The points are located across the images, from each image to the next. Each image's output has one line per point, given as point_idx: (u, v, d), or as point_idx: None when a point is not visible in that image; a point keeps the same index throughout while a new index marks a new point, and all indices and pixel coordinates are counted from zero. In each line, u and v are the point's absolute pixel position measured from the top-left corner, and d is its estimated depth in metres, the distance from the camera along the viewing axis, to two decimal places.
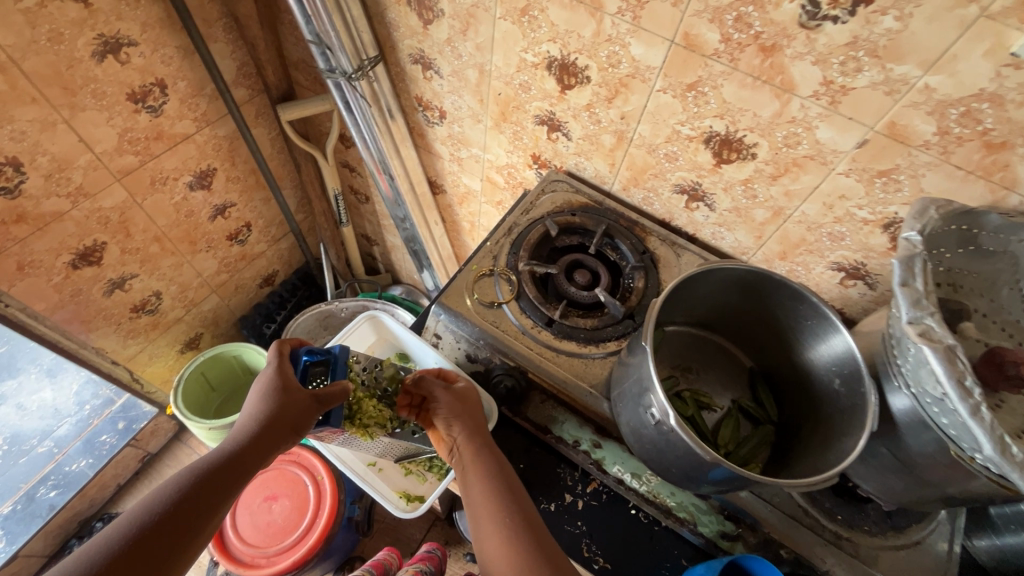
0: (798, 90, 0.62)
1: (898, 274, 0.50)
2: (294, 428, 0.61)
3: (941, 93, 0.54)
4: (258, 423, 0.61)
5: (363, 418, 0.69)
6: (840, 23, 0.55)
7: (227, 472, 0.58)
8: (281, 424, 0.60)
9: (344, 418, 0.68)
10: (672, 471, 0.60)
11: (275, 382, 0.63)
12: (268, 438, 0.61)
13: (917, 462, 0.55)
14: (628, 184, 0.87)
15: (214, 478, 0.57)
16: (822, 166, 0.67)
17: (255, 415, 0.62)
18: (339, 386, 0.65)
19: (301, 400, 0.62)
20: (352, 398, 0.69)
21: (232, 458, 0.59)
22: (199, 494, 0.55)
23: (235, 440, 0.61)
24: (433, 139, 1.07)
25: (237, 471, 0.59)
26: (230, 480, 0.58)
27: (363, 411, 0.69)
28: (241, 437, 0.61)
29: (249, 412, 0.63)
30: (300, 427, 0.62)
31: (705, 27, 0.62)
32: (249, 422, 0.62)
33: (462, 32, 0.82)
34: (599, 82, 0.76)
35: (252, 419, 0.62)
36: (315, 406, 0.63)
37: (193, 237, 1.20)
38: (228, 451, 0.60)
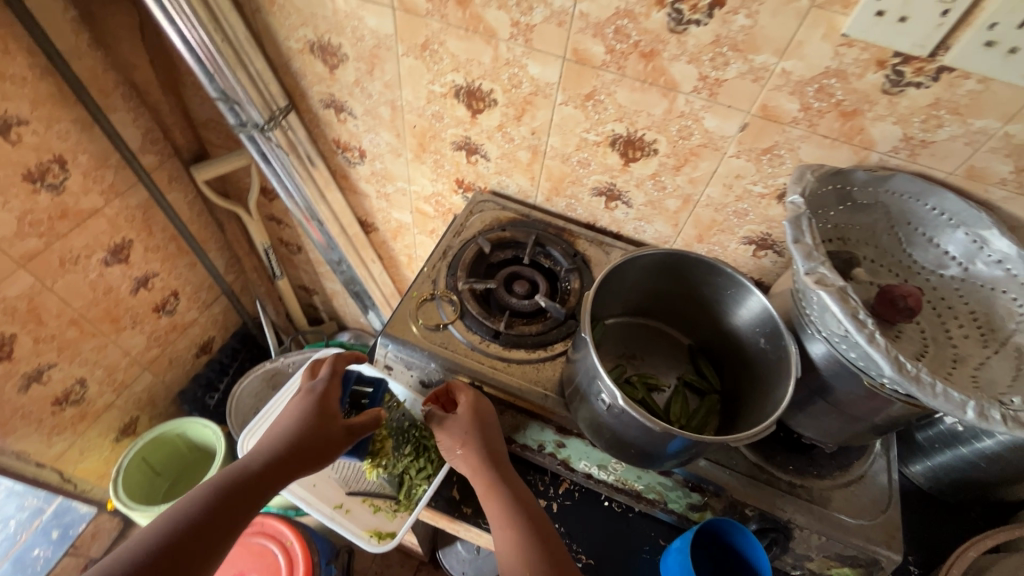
0: (680, 88, 0.69)
1: (790, 232, 0.56)
2: (326, 455, 0.66)
3: (796, 75, 0.63)
4: (291, 442, 0.64)
5: (382, 457, 0.75)
6: (702, 25, 0.62)
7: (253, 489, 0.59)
8: (321, 450, 0.65)
9: (366, 453, 0.75)
10: (633, 452, 0.63)
11: (313, 408, 0.68)
12: (302, 460, 0.64)
13: (843, 401, 0.61)
14: (550, 194, 0.92)
15: (242, 492, 0.58)
16: (716, 151, 0.74)
17: (290, 430, 0.65)
18: (371, 418, 0.72)
19: (338, 431, 0.68)
20: (376, 436, 0.76)
21: (257, 475, 0.60)
22: (230, 506, 0.57)
23: (262, 458, 0.62)
24: (357, 179, 1.08)
25: (260, 489, 0.60)
26: (256, 496, 0.59)
27: (382, 448, 0.76)
28: (265, 457, 0.62)
29: (279, 430, 0.65)
30: (331, 455, 0.66)
31: (590, 42, 0.68)
32: (280, 438, 0.64)
33: (368, 72, 0.85)
34: (506, 103, 0.81)
35: (286, 439, 0.64)
36: (347, 436, 0.69)
37: (115, 314, 1.14)
38: (255, 467, 0.61)
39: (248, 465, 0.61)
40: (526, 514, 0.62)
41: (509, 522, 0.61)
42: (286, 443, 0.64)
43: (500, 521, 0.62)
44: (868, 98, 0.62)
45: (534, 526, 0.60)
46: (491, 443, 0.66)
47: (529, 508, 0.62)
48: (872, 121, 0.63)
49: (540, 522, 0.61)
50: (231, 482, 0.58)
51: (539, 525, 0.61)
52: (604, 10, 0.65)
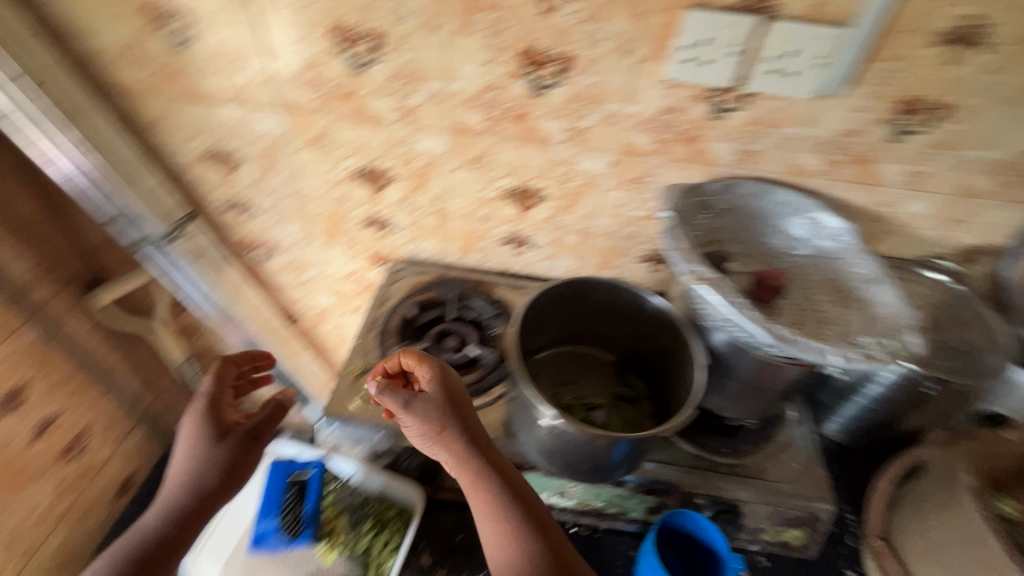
0: (553, 140, 0.79)
1: (667, 242, 0.67)
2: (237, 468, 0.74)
3: (642, 115, 0.75)
4: (194, 474, 0.71)
5: (332, 536, 0.77)
6: (557, 87, 0.73)
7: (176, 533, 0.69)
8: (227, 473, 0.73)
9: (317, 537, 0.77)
10: (585, 468, 0.66)
11: (207, 429, 0.74)
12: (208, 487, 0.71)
13: (748, 376, 0.69)
14: (463, 252, 0.98)
15: (163, 536, 0.68)
16: (596, 187, 0.84)
17: (190, 464, 0.72)
18: (274, 407, 0.81)
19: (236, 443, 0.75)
20: (325, 518, 0.79)
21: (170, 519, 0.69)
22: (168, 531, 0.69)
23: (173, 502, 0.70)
24: (272, 272, 1.08)
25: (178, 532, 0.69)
26: (177, 536, 0.68)
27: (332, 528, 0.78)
28: (176, 500, 0.70)
29: (180, 467, 0.72)
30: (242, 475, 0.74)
31: (467, 113, 0.77)
32: (183, 471, 0.72)
33: (267, 170, 0.89)
34: (404, 177, 0.87)
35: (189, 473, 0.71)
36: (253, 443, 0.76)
37: (14, 470, 1.02)
38: (172, 514, 0.69)
39: (160, 514, 0.70)
40: (513, 493, 0.62)
41: (495, 501, 0.62)
42: (190, 478, 0.71)
43: (484, 500, 0.62)
44: (702, 125, 0.75)
45: (521, 502, 0.62)
46: (470, 425, 0.65)
47: (513, 484, 0.63)
48: (709, 142, 0.76)
49: (524, 496, 0.63)
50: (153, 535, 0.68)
51: (524, 500, 0.63)
52: (473, 86, 0.74)
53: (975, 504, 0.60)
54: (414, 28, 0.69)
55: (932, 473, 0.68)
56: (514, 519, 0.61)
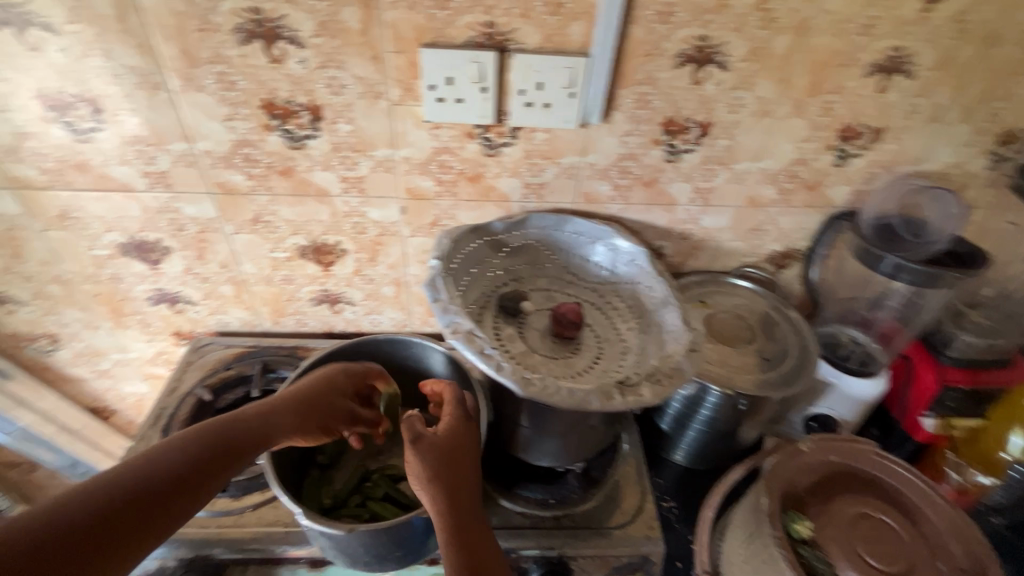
0: (331, 192, 0.73)
1: (431, 293, 0.60)
2: (320, 425, 0.63)
3: (416, 159, 0.71)
4: (280, 412, 0.60)
5: None
6: (316, 137, 0.68)
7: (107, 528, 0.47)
8: (312, 417, 0.62)
9: None
10: (366, 559, 0.58)
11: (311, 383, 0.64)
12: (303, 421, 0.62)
13: (544, 425, 0.66)
14: (276, 317, 0.89)
15: (98, 527, 0.46)
16: (395, 235, 0.79)
17: (313, 382, 0.64)
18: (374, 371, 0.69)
19: (342, 388, 0.66)
20: None
21: (176, 483, 0.52)
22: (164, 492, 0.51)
23: (200, 442, 0.55)
24: (64, 366, 0.94)
25: (138, 525, 0.49)
26: (121, 538, 0.47)
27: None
28: (190, 453, 0.54)
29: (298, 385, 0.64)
30: (323, 426, 0.64)
31: (227, 173, 0.70)
32: (293, 394, 0.62)
33: (16, 255, 0.78)
34: (181, 246, 0.78)
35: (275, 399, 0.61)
36: (350, 404, 0.67)
37: None
38: (106, 499, 0.48)
39: (188, 456, 0.54)
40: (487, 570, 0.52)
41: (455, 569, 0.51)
42: (251, 421, 0.59)
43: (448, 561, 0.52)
44: (480, 162, 0.71)
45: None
46: (461, 476, 0.57)
47: (483, 567, 0.52)
48: (494, 178, 0.73)
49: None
50: (83, 510, 0.47)
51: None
52: (222, 144, 0.68)
53: (783, 556, 0.54)
54: (134, 88, 0.62)
55: (756, 506, 0.61)
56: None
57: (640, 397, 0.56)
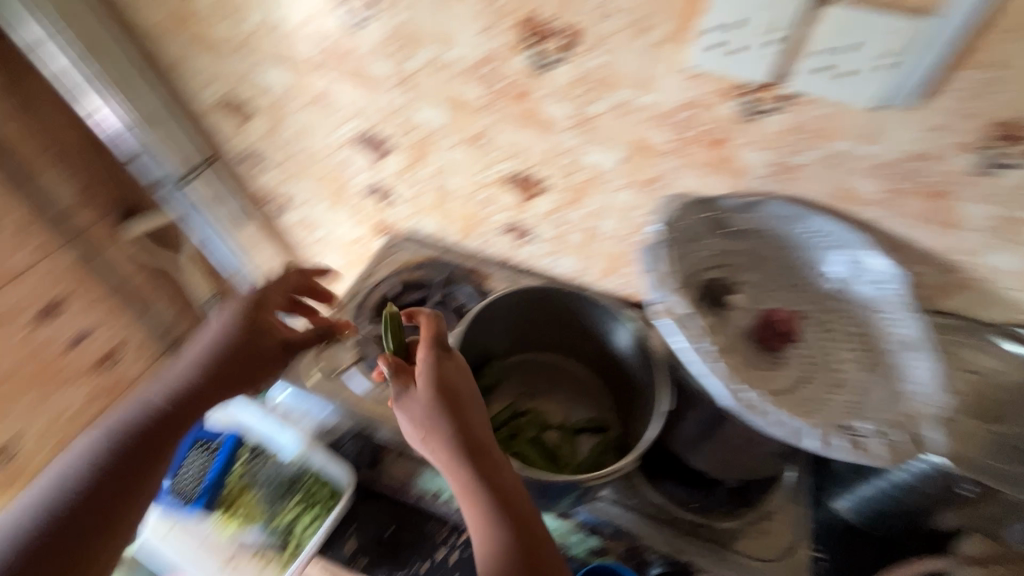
0: (558, 124, 0.70)
1: (647, 261, 0.55)
2: (263, 370, 0.66)
3: (660, 107, 0.64)
4: (175, 389, 0.61)
5: (235, 507, 0.76)
6: (564, 64, 0.64)
7: (107, 497, 0.53)
8: (251, 368, 0.65)
9: (218, 505, 0.77)
10: (513, 492, 0.62)
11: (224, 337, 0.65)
12: (247, 372, 0.64)
13: (723, 432, 0.59)
14: (465, 234, 0.93)
15: (92, 499, 0.53)
16: (605, 184, 0.75)
17: (195, 360, 0.63)
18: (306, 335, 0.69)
19: (267, 348, 0.67)
20: (231, 491, 0.77)
21: (120, 463, 0.55)
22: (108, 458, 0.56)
23: (96, 439, 0.57)
24: (287, 227, 1.10)
25: (133, 485, 0.55)
26: (108, 508, 0.53)
27: (238, 502, 0.76)
28: (98, 448, 0.56)
29: (200, 348, 0.64)
30: (267, 373, 0.67)
31: (465, 87, 0.71)
32: (179, 373, 0.63)
33: (277, 124, 0.88)
34: (406, 146, 0.82)
35: (160, 387, 0.62)
36: (282, 353, 0.68)
37: (49, 371, 1.14)
38: (81, 486, 0.53)
39: (84, 453, 0.56)
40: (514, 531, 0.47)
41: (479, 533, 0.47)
42: (152, 403, 0.60)
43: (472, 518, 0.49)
44: (730, 125, 0.62)
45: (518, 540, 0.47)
46: (469, 428, 0.53)
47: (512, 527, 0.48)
48: (740, 147, 0.64)
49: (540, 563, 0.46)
50: (77, 493, 0.53)
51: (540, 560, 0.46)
52: (471, 56, 0.67)
53: None
54: None
55: None
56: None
57: (866, 451, 0.49)
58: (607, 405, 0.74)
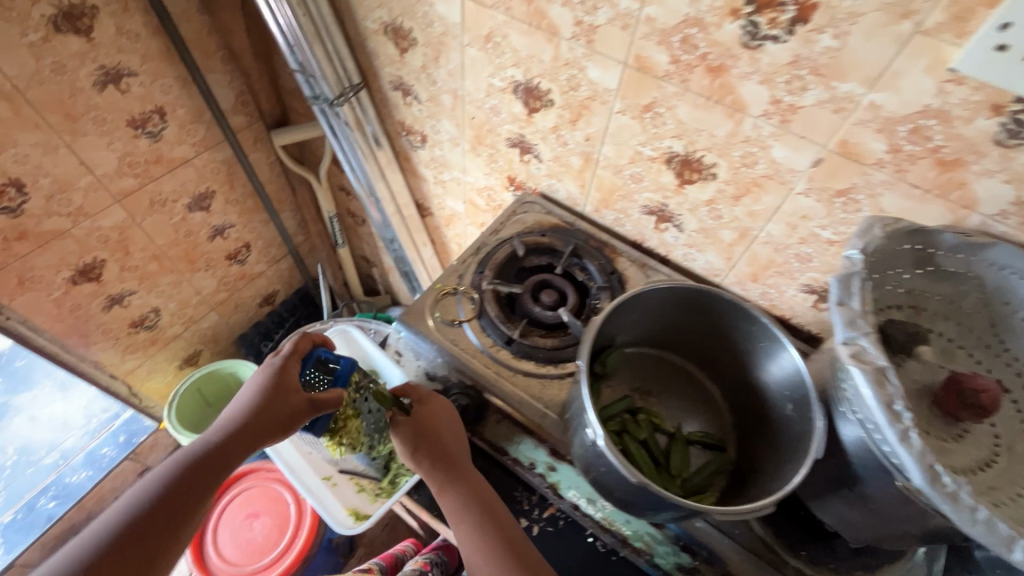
0: (748, 110, 0.62)
1: (836, 293, 0.47)
2: (283, 427, 0.66)
3: (886, 111, 0.54)
4: (231, 430, 0.65)
5: (342, 434, 0.72)
6: (781, 42, 0.55)
7: (153, 527, 0.55)
8: (265, 428, 0.65)
9: (326, 429, 0.71)
10: (618, 495, 0.60)
11: (273, 379, 0.69)
12: (250, 437, 0.65)
13: (874, 498, 0.51)
14: (600, 206, 0.87)
15: (146, 531, 0.55)
16: (782, 185, 0.66)
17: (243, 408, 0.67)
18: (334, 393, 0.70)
19: (294, 403, 0.67)
20: (338, 415, 0.71)
21: (173, 494, 0.58)
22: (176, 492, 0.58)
23: (171, 466, 0.61)
24: (418, 162, 1.10)
25: (171, 528, 0.56)
26: (170, 533, 0.56)
27: (344, 427, 0.72)
28: (166, 473, 0.60)
29: (235, 406, 0.68)
30: (288, 429, 0.67)
31: (654, 50, 0.63)
32: (233, 417, 0.66)
33: (434, 59, 0.86)
34: (563, 105, 0.77)
35: (216, 427, 0.65)
36: (308, 410, 0.68)
37: (192, 256, 1.26)
38: (129, 517, 0.55)
39: (143, 487, 0.58)
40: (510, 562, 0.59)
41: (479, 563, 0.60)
42: (213, 441, 0.64)
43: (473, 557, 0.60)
44: (975, 147, 0.51)
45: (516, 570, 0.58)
46: (448, 452, 0.67)
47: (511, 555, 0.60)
48: (976, 175, 0.53)
49: (526, 557, 0.60)
50: (124, 524, 0.55)
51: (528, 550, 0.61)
52: (671, 16, 0.59)
53: None
54: None
55: None
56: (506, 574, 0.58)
57: None
58: (726, 424, 0.69)
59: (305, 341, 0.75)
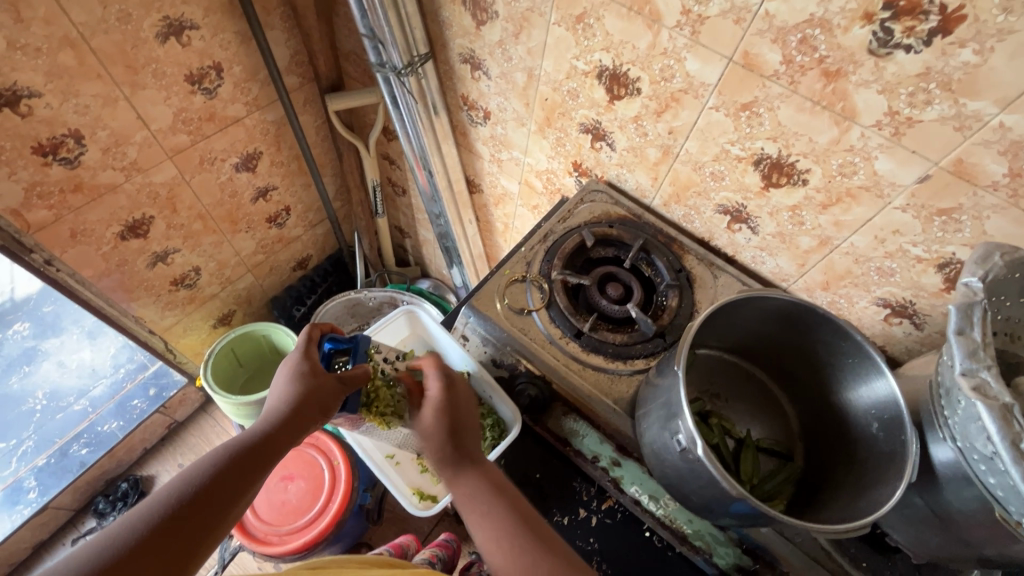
0: (859, 118, 0.60)
1: (954, 321, 0.47)
2: (321, 409, 0.64)
3: (1017, 133, 0.51)
4: (278, 421, 0.62)
5: (379, 406, 0.71)
6: (913, 52, 0.53)
7: (196, 514, 0.51)
8: (305, 413, 0.62)
9: (361, 405, 0.71)
10: (693, 500, 0.59)
11: (305, 366, 0.66)
12: (295, 423, 0.62)
13: (957, 520, 0.52)
14: (670, 200, 0.85)
15: (190, 516, 0.51)
16: (878, 198, 0.64)
17: (283, 399, 0.63)
18: (360, 369, 0.69)
19: (327, 383, 0.65)
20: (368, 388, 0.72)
21: (217, 480, 0.54)
22: (224, 477, 0.55)
23: (213, 454, 0.57)
24: (475, 138, 1.07)
25: (213, 515, 0.52)
26: (211, 521, 0.52)
27: (380, 398, 0.71)
28: (212, 462, 0.56)
29: (275, 397, 0.64)
30: (327, 411, 0.64)
31: (766, 47, 0.61)
32: (275, 407, 0.63)
33: (514, 35, 0.82)
34: (650, 95, 0.75)
35: (260, 420, 0.62)
36: (341, 388, 0.66)
37: (234, 217, 1.24)
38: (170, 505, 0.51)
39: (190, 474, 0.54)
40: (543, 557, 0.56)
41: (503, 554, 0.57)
42: (259, 431, 0.61)
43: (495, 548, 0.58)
44: None
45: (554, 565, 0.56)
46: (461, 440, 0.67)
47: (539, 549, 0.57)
48: None
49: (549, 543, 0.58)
50: (164, 511, 0.50)
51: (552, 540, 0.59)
52: (795, 14, 0.57)
53: None
54: None
55: None
56: (523, 554, 0.56)
57: None
58: (793, 432, 0.70)
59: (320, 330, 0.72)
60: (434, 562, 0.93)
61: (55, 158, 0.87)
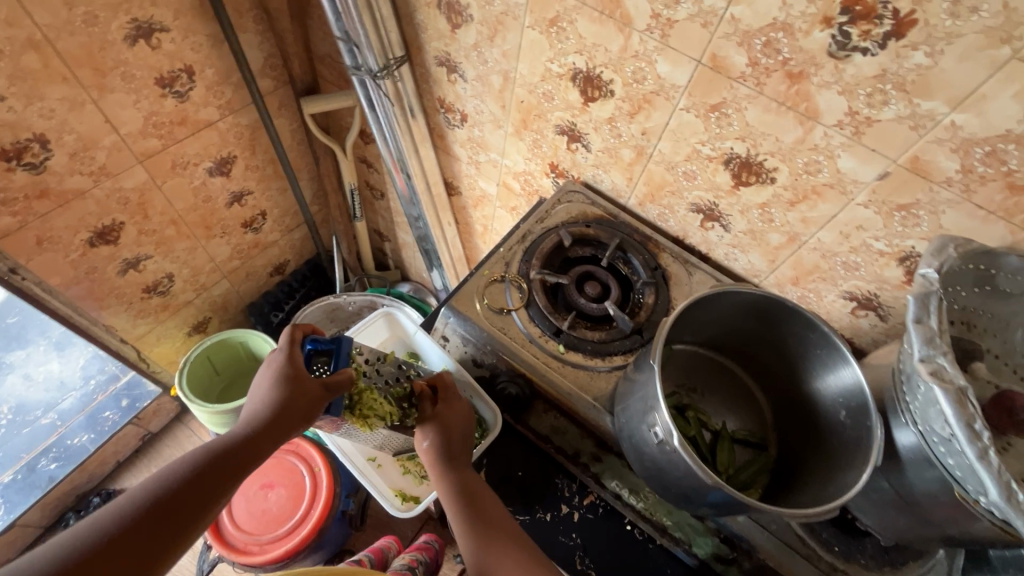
0: (822, 118, 0.62)
1: (912, 310, 0.49)
2: (304, 416, 0.63)
3: (967, 132, 0.54)
4: (259, 426, 0.61)
5: (363, 410, 0.70)
6: (870, 55, 0.55)
7: (169, 516, 0.51)
8: (288, 419, 0.61)
9: (344, 409, 0.69)
10: (672, 492, 0.60)
11: (285, 370, 0.64)
12: (276, 429, 0.61)
13: (920, 500, 0.54)
14: (645, 200, 0.87)
15: (164, 516, 0.51)
16: (842, 195, 0.67)
17: (264, 404, 0.62)
18: (344, 375, 0.66)
19: (311, 389, 0.63)
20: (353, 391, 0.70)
21: (194, 482, 0.54)
22: (203, 479, 0.55)
23: (190, 458, 0.56)
24: (453, 141, 1.08)
25: (186, 515, 0.52)
26: (185, 525, 0.51)
27: (364, 403, 0.70)
28: (187, 465, 0.55)
29: (257, 402, 0.63)
30: (308, 417, 0.63)
31: (733, 50, 0.63)
32: (257, 412, 0.62)
33: (489, 38, 0.83)
34: (623, 97, 0.76)
35: (243, 424, 0.62)
36: (324, 395, 0.64)
37: (209, 222, 1.22)
38: (141, 505, 0.50)
39: (170, 473, 0.54)
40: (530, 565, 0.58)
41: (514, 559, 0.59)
42: (239, 436, 0.60)
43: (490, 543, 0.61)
44: None
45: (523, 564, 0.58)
46: (450, 448, 0.71)
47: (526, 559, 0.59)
48: None
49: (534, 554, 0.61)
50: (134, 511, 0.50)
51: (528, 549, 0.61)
52: (759, 18, 0.59)
53: None
54: None
55: None
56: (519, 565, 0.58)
57: None
58: (766, 423, 0.72)
59: (299, 330, 0.70)
60: (415, 566, 0.92)
61: (19, 163, 0.84)
